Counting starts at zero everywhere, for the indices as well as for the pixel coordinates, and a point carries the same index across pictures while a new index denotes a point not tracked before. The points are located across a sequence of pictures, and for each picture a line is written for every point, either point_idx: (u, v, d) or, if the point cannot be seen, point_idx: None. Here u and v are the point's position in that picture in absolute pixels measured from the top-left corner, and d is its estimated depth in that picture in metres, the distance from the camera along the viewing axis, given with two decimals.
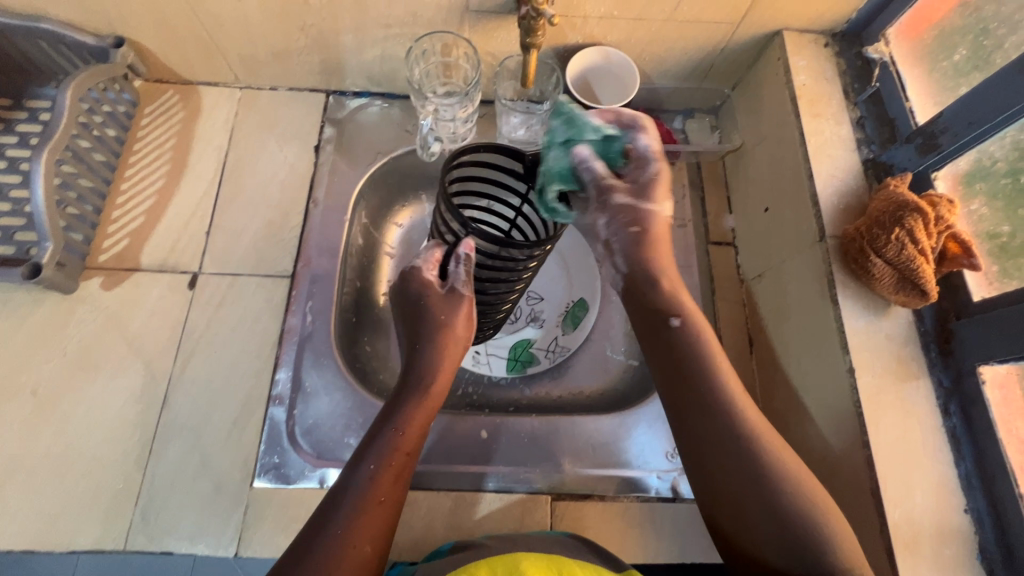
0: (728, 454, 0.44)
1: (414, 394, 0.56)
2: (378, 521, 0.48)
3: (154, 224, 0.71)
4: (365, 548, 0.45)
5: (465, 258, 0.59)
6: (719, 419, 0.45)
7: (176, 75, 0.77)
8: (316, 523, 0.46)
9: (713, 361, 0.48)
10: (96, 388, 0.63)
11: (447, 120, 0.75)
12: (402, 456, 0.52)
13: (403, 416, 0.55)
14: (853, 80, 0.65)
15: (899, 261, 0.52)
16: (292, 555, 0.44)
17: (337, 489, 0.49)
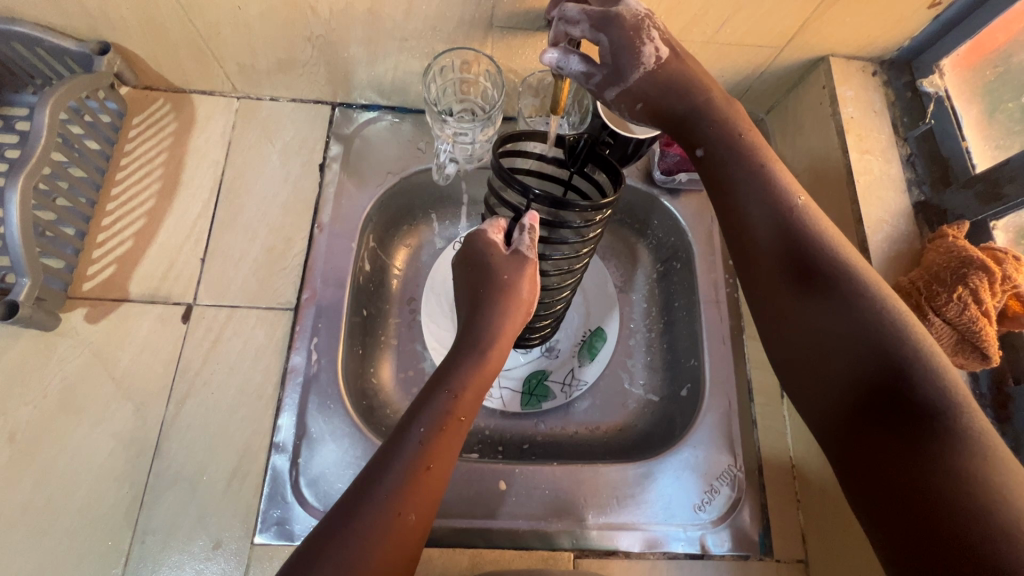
0: (822, 332, 0.38)
1: (470, 355, 0.52)
2: (430, 492, 0.44)
3: (143, 249, 0.65)
4: (409, 519, 0.42)
5: (530, 227, 0.53)
6: (822, 285, 0.40)
7: (167, 83, 0.70)
8: (358, 490, 0.43)
9: (831, 252, 0.41)
10: (81, 433, 0.58)
11: (467, 143, 0.69)
12: (455, 420, 0.48)
13: (455, 376, 0.50)
14: (902, 113, 0.61)
15: (959, 321, 0.48)
16: (320, 536, 0.40)
17: (383, 452, 0.45)
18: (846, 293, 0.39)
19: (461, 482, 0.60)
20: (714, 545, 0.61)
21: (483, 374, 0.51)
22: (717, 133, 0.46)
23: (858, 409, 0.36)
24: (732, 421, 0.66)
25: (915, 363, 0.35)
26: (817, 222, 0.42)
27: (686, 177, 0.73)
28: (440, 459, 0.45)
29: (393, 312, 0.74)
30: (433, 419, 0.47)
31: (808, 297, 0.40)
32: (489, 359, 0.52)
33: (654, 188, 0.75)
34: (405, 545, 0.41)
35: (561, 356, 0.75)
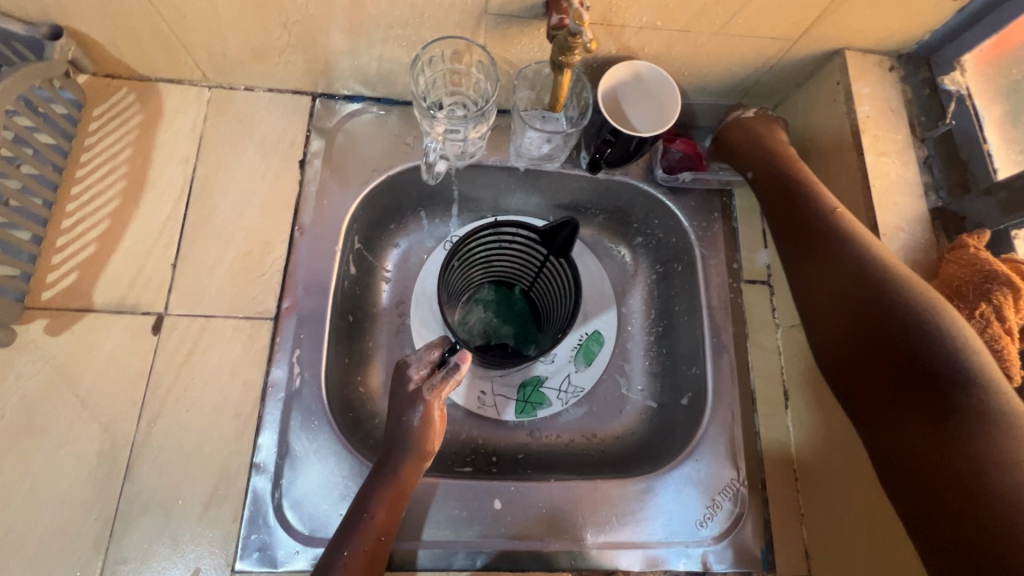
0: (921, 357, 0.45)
1: (382, 479, 0.52)
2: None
3: (108, 254, 0.60)
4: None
5: (456, 368, 0.54)
6: (912, 320, 0.46)
7: (130, 71, 0.64)
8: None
9: (836, 252, 0.51)
10: (44, 456, 0.53)
11: (458, 141, 0.65)
12: (374, 542, 0.50)
13: (370, 498, 0.51)
14: (920, 112, 0.58)
15: (978, 339, 0.46)
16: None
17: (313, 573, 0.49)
18: (923, 320, 0.45)
19: (454, 501, 0.57)
20: (716, 562, 0.59)
21: (401, 488, 0.52)
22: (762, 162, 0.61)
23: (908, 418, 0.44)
24: (735, 432, 0.63)
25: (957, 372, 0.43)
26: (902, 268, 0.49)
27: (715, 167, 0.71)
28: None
29: (381, 318, 0.71)
30: (355, 543, 0.50)
31: (901, 332, 0.46)
32: (406, 479, 0.53)
33: (655, 186, 0.71)
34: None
35: (556, 361, 0.72)
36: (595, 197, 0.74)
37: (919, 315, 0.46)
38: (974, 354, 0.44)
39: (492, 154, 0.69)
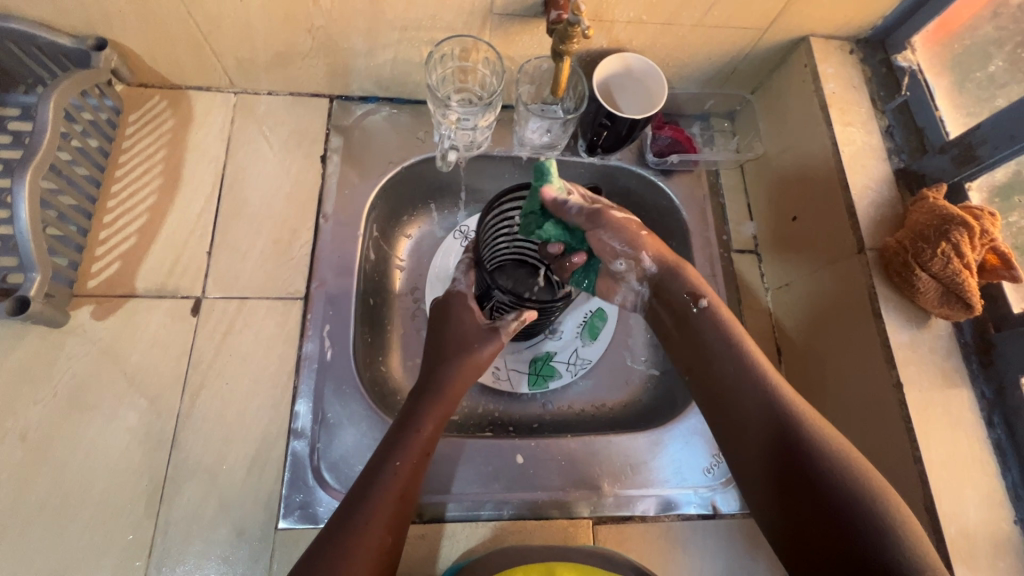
0: (750, 428, 0.49)
1: (434, 397, 0.57)
2: (392, 509, 0.49)
3: (148, 245, 0.65)
4: (380, 550, 0.47)
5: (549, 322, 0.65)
6: (760, 413, 0.49)
7: (164, 80, 0.70)
8: (328, 534, 0.47)
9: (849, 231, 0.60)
10: (95, 430, 0.57)
11: (468, 129, 0.71)
12: (422, 454, 0.53)
13: (420, 415, 0.55)
14: (879, 88, 0.65)
15: (944, 275, 0.52)
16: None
17: (361, 486, 0.51)
18: (775, 399, 0.49)
19: (480, 457, 0.62)
20: (723, 505, 0.63)
21: (447, 408, 0.57)
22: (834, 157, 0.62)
23: (773, 480, 0.47)
24: None
25: (823, 442, 0.46)
26: (742, 343, 0.53)
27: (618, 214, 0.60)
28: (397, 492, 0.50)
29: (396, 302, 0.76)
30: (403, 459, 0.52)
31: (748, 412, 0.50)
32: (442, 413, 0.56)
33: (647, 169, 0.77)
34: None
35: (564, 338, 0.77)
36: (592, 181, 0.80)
37: (767, 397, 0.49)
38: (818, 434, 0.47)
39: (497, 145, 0.75)
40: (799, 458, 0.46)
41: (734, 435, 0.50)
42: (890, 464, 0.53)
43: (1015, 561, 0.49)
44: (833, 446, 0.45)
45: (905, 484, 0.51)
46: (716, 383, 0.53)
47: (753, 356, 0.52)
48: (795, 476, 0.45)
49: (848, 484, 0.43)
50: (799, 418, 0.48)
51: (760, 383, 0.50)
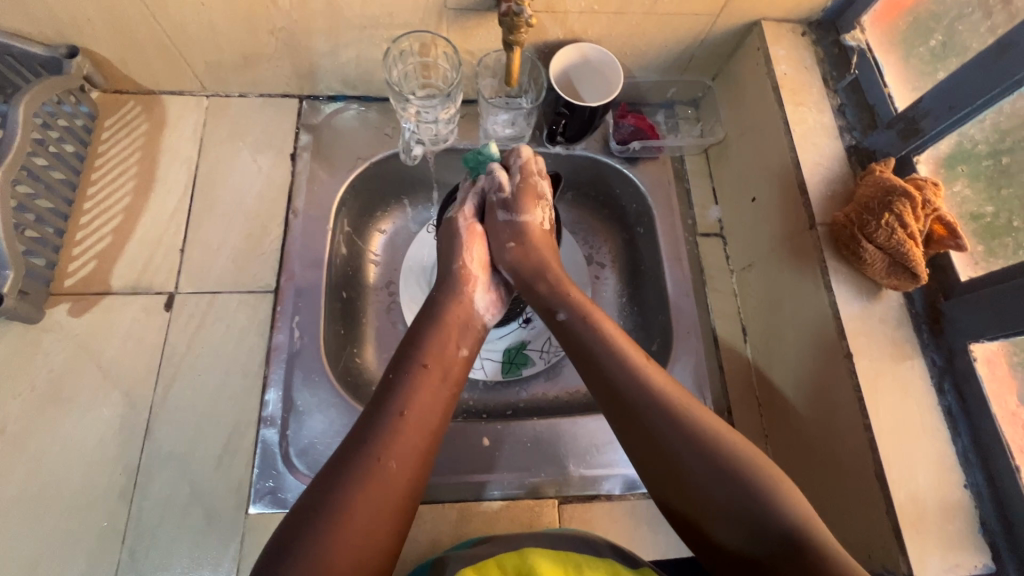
0: (682, 467, 0.48)
1: (415, 366, 0.54)
2: (412, 446, 0.50)
3: (123, 244, 0.67)
4: (371, 516, 0.45)
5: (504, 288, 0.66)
6: (675, 443, 0.49)
7: (137, 85, 0.73)
8: (330, 476, 0.46)
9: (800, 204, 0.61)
10: (71, 422, 0.59)
11: (430, 122, 0.73)
12: (434, 384, 0.54)
13: (402, 389, 0.52)
14: (831, 68, 0.66)
15: (890, 246, 0.52)
16: (289, 529, 0.43)
17: (343, 452, 0.48)
18: (679, 430, 0.49)
19: (448, 441, 0.63)
20: None
21: (454, 338, 0.58)
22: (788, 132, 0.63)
23: (711, 509, 0.47)
24: (701, 367, 0.69)
25: (750, 474, 0.46)
26: (644, 372, 0.53)
27: (503, 217, 0.64)
28: (411, 437, 0.50)
29: (371, 295, 0.77)
30: (380, 429, 0.49)
31: (660, 440, 0.49)
32: (430, 379, 0.54)
33: (612, 157, 0.78)
34: (395, 509, 0.47)
35: (537, 327, 0.79)
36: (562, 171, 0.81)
37: (669, 425, 0.49)
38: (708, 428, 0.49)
39: (464, 139, 0.76)
40: (704, 456, 0.48)
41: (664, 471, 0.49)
42: (843, 433, 0.54)
43: (966, 525, 0.49)
44: (750, 462, 0.47)
45: (856, 452, 0.52)
46: (633, 419, 0.51)
47: (659, 384, 0.52)
48: (734, 507, 0.46)
49: (752, 481, 0.46)
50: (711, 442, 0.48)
51: (676, 424, 0.49)
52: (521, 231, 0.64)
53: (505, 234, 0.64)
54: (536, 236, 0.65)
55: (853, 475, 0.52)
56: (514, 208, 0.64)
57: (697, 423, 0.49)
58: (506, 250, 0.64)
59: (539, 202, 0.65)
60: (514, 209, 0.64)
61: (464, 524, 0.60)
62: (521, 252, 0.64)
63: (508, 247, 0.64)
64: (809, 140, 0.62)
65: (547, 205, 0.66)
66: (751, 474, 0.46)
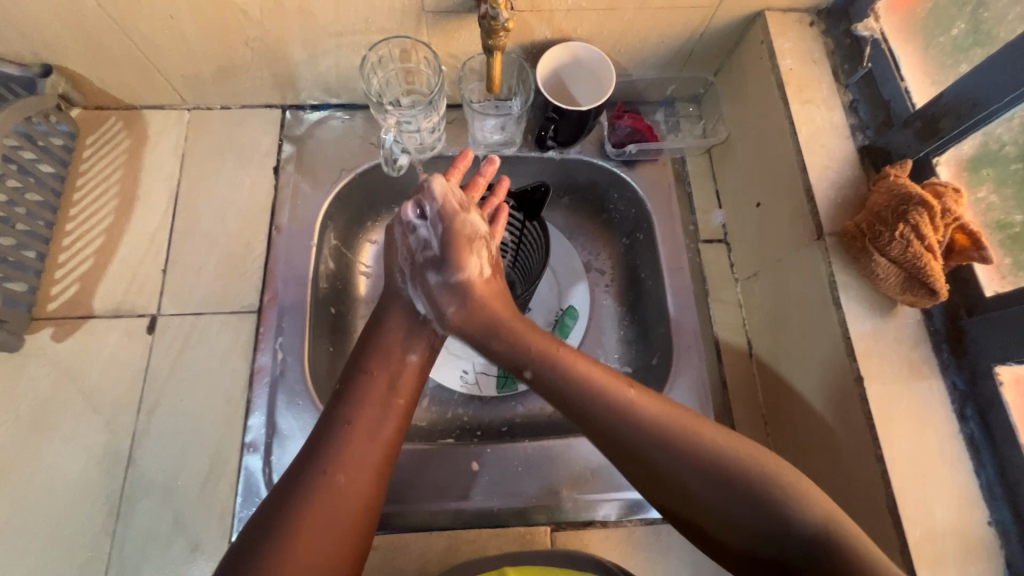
0: (660, 470, 0.46)
1: (365, 377, 0.52)
2: (361, 460, 0.47)
3: (105, 265, 0.66)
4: (338, 534, 0.44)
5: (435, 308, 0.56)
6: (660, 457, 0.45)
7: (117, 101, 0.71)
8: (277, 500, 0.44)
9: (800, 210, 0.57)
10: (54, 449, 0.58)
11: (413, 131, 0.70)
12: (382, 393, 0.51)
13: (352, 404, 0.50)
14: (842, 61, 0.61)
15: (904, 260, 0.48)
16: (239, 556, 0.41)
17: (294, 470, 0.46)
18: (660, 445, 0.45)
19: (435, 465, 0.61)
20: None
21: (400, 344, 0.55)
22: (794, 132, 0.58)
23: (717, 513, 0.44)
24: (703, 385, 0.64)
25: (753, 488, 0.43)
26: (613, 385, 0.48)
27: (436, 279, 0.54)
28: (359, 450, 0.47)
29: (362, 309, 0.74)
30: (328, 446, 0.47)
31: (646, 458, 0.46)
32: (377, 393, 0.51)
33: (608, 161, 0.73)
34: (350, 525, 0.45)
35: None
36: (556, 177, 0.77)
37: (650, 446, 0.45)
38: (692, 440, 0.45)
39: (452, 146, 0.73)
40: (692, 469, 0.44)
41: (652, 478, 0.46)
42: (853, 462, 0.50)
43: (989, 564, 0.45)
44: (760, 473, 0.44)
45: (868, 484, 0.48)
46: (610, 441, 0.47)
47: (631, 402, 0.47)
48: (738, 510, 0.43)
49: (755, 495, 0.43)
50: (711, 457, 0.44)
51: (661, 443, 0.45)
52: (458, 287, 0.53)
53: (442, 298, 0.54)
54: (478, 288, 0.54)
55: (866, 508, 0.48)
56: (445, 266, 0.53)
57: (679, 436, 0.45)
58: (444, 314, 0.54)
59: (472, 247, 0.54)
60: (446, 269, 0.53)
61: (453, 553, 0.58)
62: (463, 314, 0.53)
63: (447, 310, 0.54)
64: (818, 140, 0.57)
65: (482, 251, 0.55)
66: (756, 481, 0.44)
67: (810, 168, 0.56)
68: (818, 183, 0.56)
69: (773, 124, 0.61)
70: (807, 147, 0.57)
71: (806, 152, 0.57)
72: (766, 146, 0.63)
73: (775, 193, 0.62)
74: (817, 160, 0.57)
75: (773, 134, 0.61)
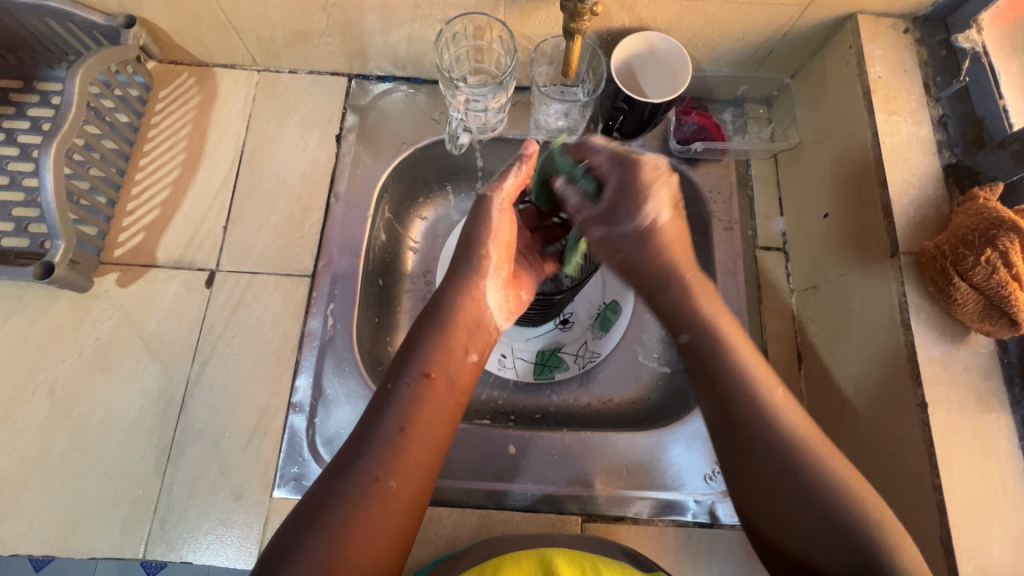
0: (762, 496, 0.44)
1: (416, 376, 0.49)
2: (415, 468, 0.46)
3: (169, 218, 0.68)
4: (378, 542, 0.43)
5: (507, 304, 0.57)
6: (750, 432, 0.45)
7: (190, 57, 0.72)
8: (328, 486, 0.44)
9: (874, 225, 0.55)
10: (112, 389, 0.61)
11: (479, 111, 0.69)
12: (438, 398, 0.49)
13: (405, 405, 0.47)
14: (935, 72, 0.59)
15: (987, 286, 0.46)
16: (281, 544, 0.42)
17: (342, 464, 0.45)
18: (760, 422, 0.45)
19: (473, 444, 0.62)
20: (725, 515, 0.60)
21: (462, 343, 0.52)
22: (879, 145, 0.56)
23: (806, 542, 0.42)
24: None
25: (853, 521, 0.41)
26: (738, 347, 0.49)
27: (620, 222, 0.54)
28: (413, 456, 0.46)
29: (407, 283, 0.73)
30: (378, 446, 0.45)
31: (750, 448, 0.45)
32: (432, 397, 0.49)
33: (670, 157, 0.72)
34: (396, 532, 0.44)
35: (574, 330, 0.74)
36: None
37: (783, 465, 0.43)
38: (815, 471, 0.43)
39: (513, 128, 0.72)
40: (807, 502, 0.42)
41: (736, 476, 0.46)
42: (905, 488, 0.49)
43: None
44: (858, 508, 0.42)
45: (920, 512, 0.47)
46: (743, 460, 0.45)
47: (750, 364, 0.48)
48: (824, 537, 0.41)
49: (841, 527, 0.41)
50: (793, 480, 0.43)
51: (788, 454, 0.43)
52: (647, 227, 0.54)
53: (620, 245, 0.55)
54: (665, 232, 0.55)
55: (916, 535, 0.48)
56: (631, 212, 0.54)
57: (806, 459, 0.43)
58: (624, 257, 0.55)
59: (666, 183, 0.54)
60: (633, 212, 0.54)
61: (484, 532, 0.59)
62: (648, 256, 0.54)
63: (629, 253, 0.55)
64: (902, 153, 0.55)
65: (657, 200, 0.54)
66: (852, 519, 0.41)
67: (893, 183, 0.54)
68: (898, 198, 0.53)
69: (855, 133, 0.59)
70: (890, 161, 0.55)
71: (888, 166, 0.55)
72: (843, 154, 0.60)
73: (845, 205, 0.60)
74: (900, 175, 0.54)
75: (854, 145, 0.59)
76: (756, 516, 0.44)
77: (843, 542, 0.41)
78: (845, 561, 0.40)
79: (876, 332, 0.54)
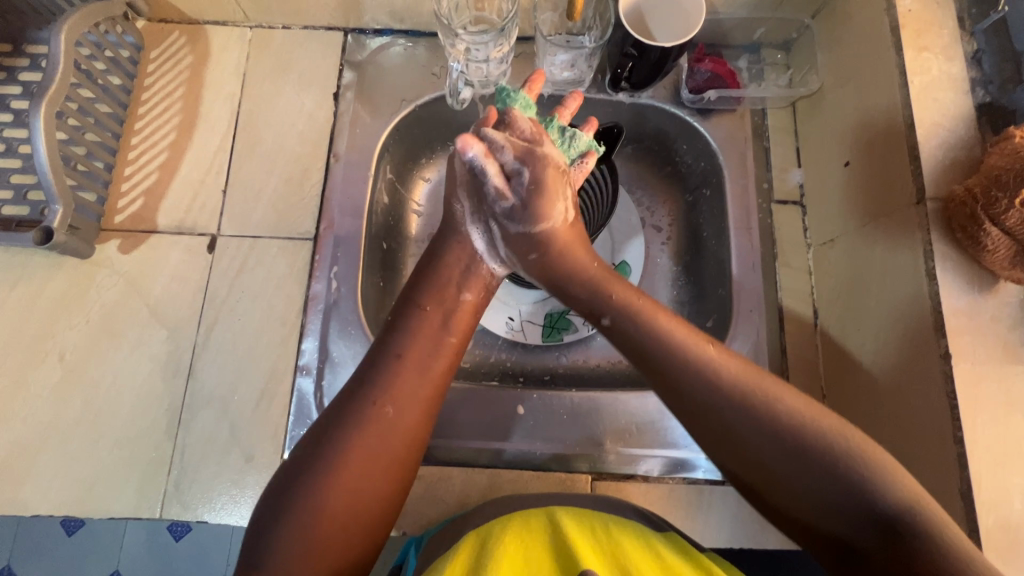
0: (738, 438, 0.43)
1: (416, 313, 0.49)
2: (410, 394, 0.46)
3: (168, 182, 0.67)
4: (374, 468, 0.44)
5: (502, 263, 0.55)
6: (719, 405, 0.44)
7: (180, 13, 0.70)
8: (321, 427, 0.45)
9: (899, 173, 0.52)
10: (121, 355, 0.61)
11: (480, 62, 0.66)
12: (433, 328, 0.49)
13: (404, 337, 0.48)
14: (970, 5, 0.54)
15: (1020, 231, 0.43)
16: (282, 480, 0.43)
17: (340, 404, 0.45)
18: (728, 398, 0.44)
19: (482, 405, 0.61)
20: None
21: (457, 278, 0.52)
22: (908, 84, 0.52)
23: (798, 480, 0.41)
24: (761, 350, 0.62)
25: (835, 454, 0.41)
26: (681, 333, 0.46)
27: (514, 228, 0.51)
28: (408, 384, 0.46)
29: (411, 247, 0.72)
30: (378, 381, 0.46)
31: (719, 403, 0.44)
32: (429, 329, 0.49)
33: (681, 108, 0.68)
34: (395, 459, 0.45)
35: None
36: (626, 121, 0.72)
37: (750, 415, 0.43)
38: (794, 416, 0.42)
39: (516, 81, 0.69)
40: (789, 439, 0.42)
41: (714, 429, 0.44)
42: (925, 441, 0.48)
43: None
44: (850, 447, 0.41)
45: (940, 465, 0.46)
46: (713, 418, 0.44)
47: (696, 346, 0.46)
48: (817, 473, 0.41)
49: (833, 463, 0.40)
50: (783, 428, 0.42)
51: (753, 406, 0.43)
52: (539, 240, 0.51)
53: (519, 246, 0.52)
54: (560, 239, 0.51)
55: (936, 488, 0.46)
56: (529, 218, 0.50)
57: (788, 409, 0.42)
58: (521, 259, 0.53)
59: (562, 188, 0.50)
60: (527, 222, 0.50)
61: (494, 490, 0.59)
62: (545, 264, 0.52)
63: (527, 259, 0.52)
64: (932, 92, 0.52)
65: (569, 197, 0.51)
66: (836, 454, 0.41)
67: (921, 126, 0.51)
68: (927, 141, 0.50)
69: (884, 73, 0.55)
70: (920, 101, 0.51)
71: (917, 108, 0.51)
72: (868, 98, 0.57)
73: (869, 153, 0.56)
74: (930, 117, 0.51)
75: (880, 86, 0.55)
76: (736, 459, 0.44)
77: (837, 480, 0.40)
78: (835, 493, 0.40)
79: (890, 283, 0.52)
